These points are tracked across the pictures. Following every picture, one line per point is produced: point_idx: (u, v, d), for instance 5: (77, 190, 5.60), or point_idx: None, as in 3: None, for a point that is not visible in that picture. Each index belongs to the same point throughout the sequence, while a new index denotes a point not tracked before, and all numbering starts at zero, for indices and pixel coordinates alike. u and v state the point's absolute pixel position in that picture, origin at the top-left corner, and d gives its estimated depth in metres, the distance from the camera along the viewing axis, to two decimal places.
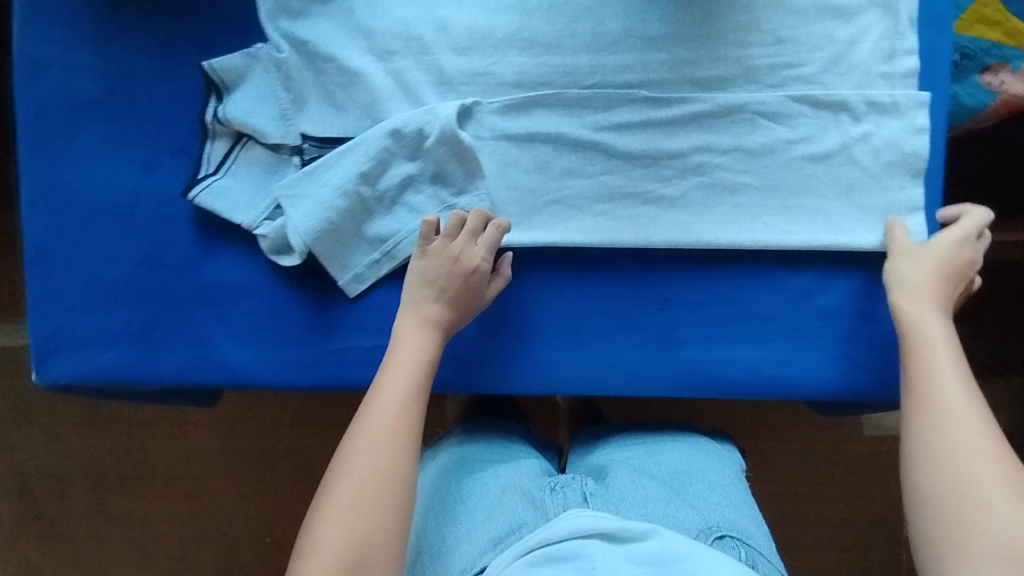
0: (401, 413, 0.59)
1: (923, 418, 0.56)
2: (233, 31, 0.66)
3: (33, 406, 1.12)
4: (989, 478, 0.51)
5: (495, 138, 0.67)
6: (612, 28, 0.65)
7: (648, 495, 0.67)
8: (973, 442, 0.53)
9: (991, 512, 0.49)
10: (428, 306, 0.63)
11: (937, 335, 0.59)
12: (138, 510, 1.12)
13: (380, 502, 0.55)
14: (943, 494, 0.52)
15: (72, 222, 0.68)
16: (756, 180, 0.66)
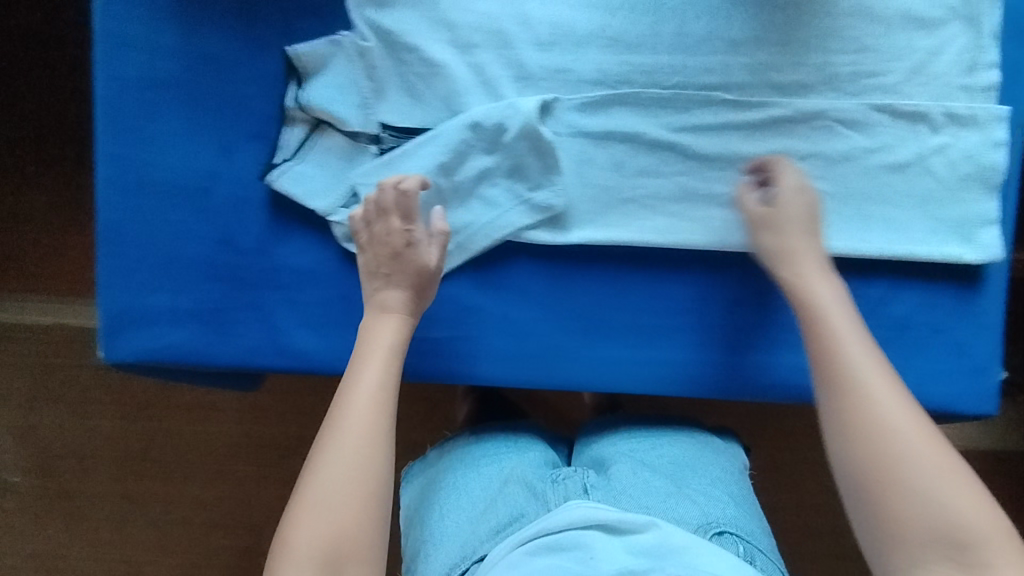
0: (374, 404, 0.58)
1: (830, 401, 0.55)
2: (317, 17, 0.66)
3: (67, 383, 1.13)
4: (908, 461, 0.50)
5: (572, 135, 0.67)
6: (695, 30, 0.66)
7: (647, 489, 0.67)
8: (891, 417, 0.53)
9: (921, 498, 0.49)
10: (383, 293, 0.63)
11: (831, 304, 0.60)
12: (164, 490, 1.12)
13: (360, 493, 0.54)
14: (872, 483, 0.51)
15: (147, 200, 0.68)
16: (830, 187, 0.67)
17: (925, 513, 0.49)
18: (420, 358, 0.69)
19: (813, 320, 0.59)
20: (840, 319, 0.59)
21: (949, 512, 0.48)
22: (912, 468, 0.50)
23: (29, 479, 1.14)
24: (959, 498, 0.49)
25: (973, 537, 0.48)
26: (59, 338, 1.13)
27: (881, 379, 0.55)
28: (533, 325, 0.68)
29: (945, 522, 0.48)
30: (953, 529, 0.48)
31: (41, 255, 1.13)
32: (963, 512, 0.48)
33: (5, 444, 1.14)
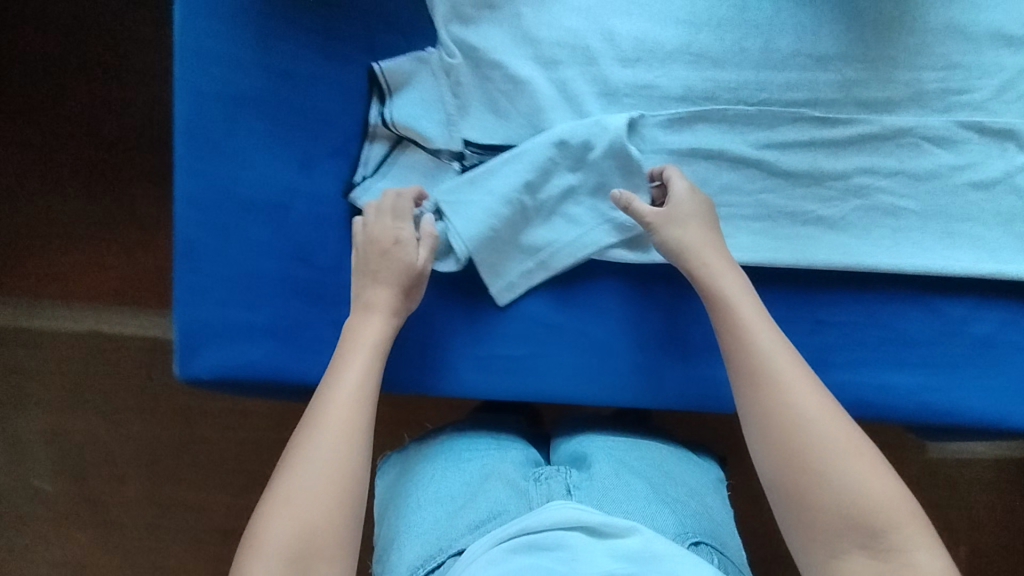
0: (357, 400, 0.57)
1: (746, 389, 0.56)
2: (399, 33, 0.66)
3: (100, 391, 1.11)
4: (823, 445, 0.52)
5: (657, 152, 0.66)
6: (783, 46, 0.65)
7: (631, 493, 0.66)
8: (802, 403, 0.54)
9: (834, 484, 0.50)
10: (370, 292, 0.62)
11: (733, 292, 0.60)
12: (196, 498, 1.11)
13: (339, 488, 0.53)
14: (786, 470, 0.52)
15: (224, 215, 0.68)
16: (917, 206, 0.66)
17: (833, 497, 0.50)
18: (499, 378, 0.68)
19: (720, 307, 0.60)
20: (743, 305, 0.59)
21: (859, 496, 0.49)
22: (821, 452, 0.51)
23: (61, 485, 1.13)
24: (873, 484, 0.50)
25: (885, 522, 0.49)
26: (98, 345, 1.11)
27: (790, 364, 0.56)
28: (606, 339, 0.68)
29: (855, 508, 0.49)
30: (868, 514, 0.49)
31: (79, 263, 1.11)
32: (879, 496, 0.49)
33: (37, 449, 1.13)
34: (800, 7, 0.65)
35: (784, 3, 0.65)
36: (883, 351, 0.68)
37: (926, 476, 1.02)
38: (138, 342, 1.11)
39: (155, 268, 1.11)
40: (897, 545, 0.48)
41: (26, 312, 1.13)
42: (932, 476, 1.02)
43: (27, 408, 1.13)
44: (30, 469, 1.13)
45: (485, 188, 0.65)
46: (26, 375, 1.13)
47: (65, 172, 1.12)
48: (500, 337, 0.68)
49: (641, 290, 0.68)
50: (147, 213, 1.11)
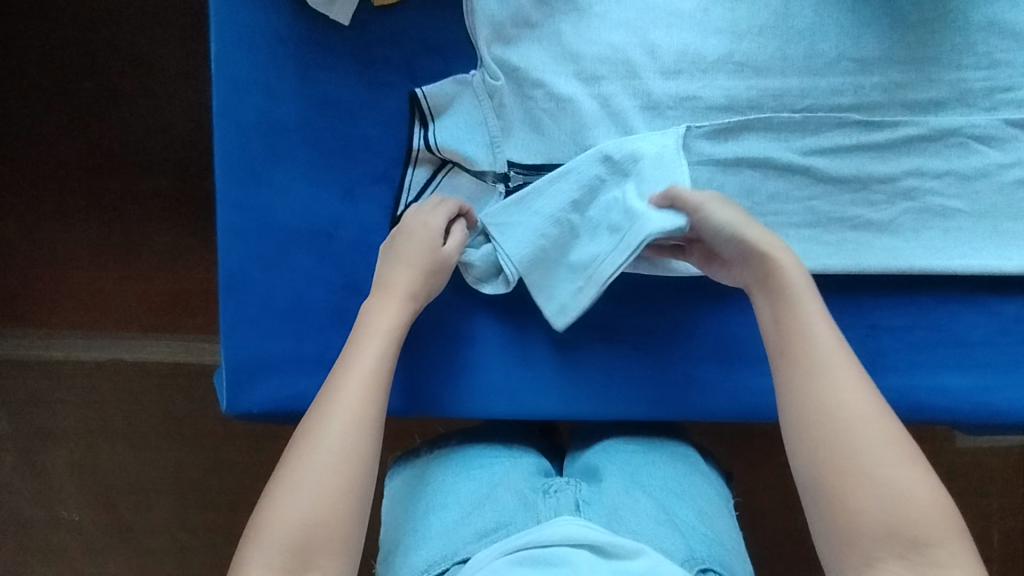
0: (368, 387, 0.55)
1: (802, 383, 0.54)
2: (438, 56, 0.67)
3: (125, 418, 1.09)
4: (880, 450, 0.50)
5: (702, 163, 0.65)
6: (825, 51, 0.64)
7: (639, 513, 0.65)
8: (858, 402, 0.52)
9: (885, 488, 0.49)
10: (391, 274, 0.61)
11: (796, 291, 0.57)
12: (227, 522, 1.10)
13: (346, 482, 0.52)
14: (831, 465, 0.51)
15: (269, 247, 0.67)
16: (967, 206, 0.66)
17: (876, 501, 0.49)
18: (551, 396, 0.68)
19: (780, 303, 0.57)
20: (804, 305, 0.56)
21: (907, 504, 0.49)
22: (872, 455, 0.50)
23: (89, 515, 1.11)
24: (917, 492, 0.49)
25: (928, 535, 0.48)
26: (121, 373, 1.09)
27: (854, 368, 0.54)
28: (653, 354, 0.69)
29: (899, 512, 0.48)
30: (909, 519, 0.48)
31: (99, 291, 1.09)
32: (924, 505, 0.49)
33: (62, 480, 1.10)
34: (841, 11, 0.64)
35: (825, 8, 0.64)
36: (935, 352, 0.67)
37: (967, 473, 1.01)
38: (162, 367, 1.09)
39: (177, 293, 1.09)
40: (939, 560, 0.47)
41: (44, 344, 1.10)
42: (972, 472, 1.01)
43: (48, 439, 1.10)
44: (55, 501, 1.11)
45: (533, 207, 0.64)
46: (48, 406, 1.10)
47: (79, 200, 1.09)
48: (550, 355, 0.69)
49: (676, 302, 0.70)
50: (167, 239, 1.09)
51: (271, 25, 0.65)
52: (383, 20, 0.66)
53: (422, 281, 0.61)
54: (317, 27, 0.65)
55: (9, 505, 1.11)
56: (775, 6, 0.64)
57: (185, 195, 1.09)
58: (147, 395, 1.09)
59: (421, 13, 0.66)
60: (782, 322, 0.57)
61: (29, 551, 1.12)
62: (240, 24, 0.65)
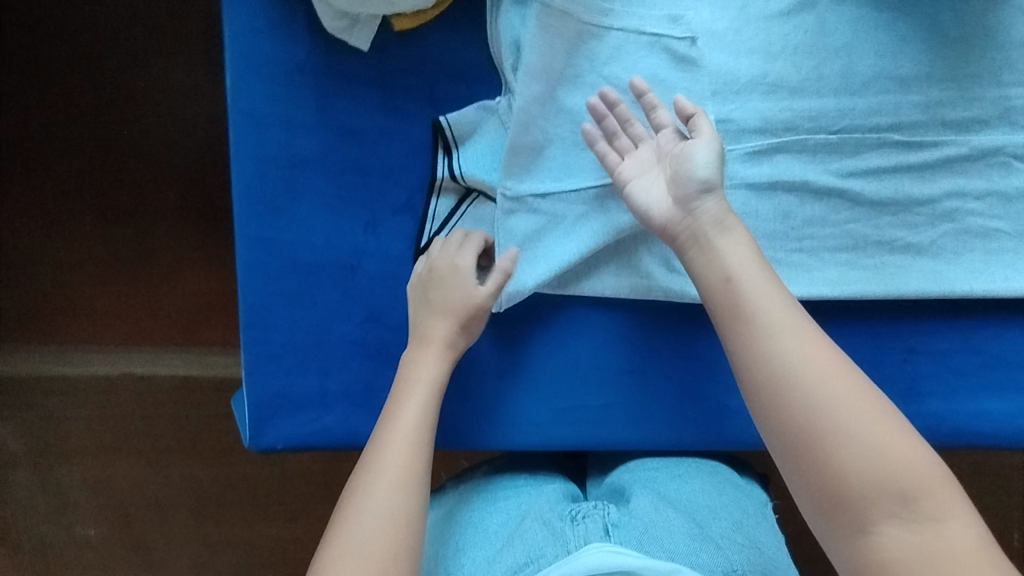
0: (412, 442, 0.55)
1: (753, 346, 0.51)
2: (461, 82, 0.65)
3: (139, 436, 1.08)
4: (846, 402, 0.48)
5: (737, 187, 0.63)
6: (862, 69, 0.62)
7: (672, 531, 0.59)
8: (803, 347, 0.50)
9: (857, 441, 0.47)
10: (428, 324, 0.60)
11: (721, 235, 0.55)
12: (244, 536, 1.09)
13: (399, 537, 0.51)
14: (801, 426, 0.49)
15: (291, 281, 0.65)
16: (1010, 226, 0.64)
17: (853, 453, 0.47)
18: (581, 428, 0.67)
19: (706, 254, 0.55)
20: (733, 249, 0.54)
21: (882, 450, 0.47)
22: (837, 407, 0.48)
23: (102, 532, 1.09)
24: (889, 433, 0.48)
25: (915, 484, 0.46)
26: (133, 390, 1.07)
27: (794, 314, 0.52)
28: (686, 385, 0.68)
29: (878, 463, 0.47)
30: (886, 468, 0.46)
31: (111, 310, 1.08)
32: (901, 448, 0.47)
33: (74, 498, 1.09)
34: (879, 26, 0.62)
35: (863, 24, 0.62)
36: (973, 374, 0.65)
37: (1004, 494, 0.98)
38: (174, 382, 1.07)
39: (190, 308, 1.08)
40: (929, 509, 0.46)
41: (53, 361, 1.08)
42: (1009, 493, 0.98)
43: (61, 456, 1.08)
44: (68, 518, 1.09)
45: (558, 222, 0.64)
46: (60, 422, 1.08)
47: (88, 218, 1.08)
48: (580, 385, 0.67)
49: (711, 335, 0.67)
50: (178, 253, 1.07)
51: (291, 56, 0.64)
52: (404, 46, 0.65)
53: (461, 328, 0.61)
54: (337, 56, 0.64)
55: (21, 525, 1.09)
56: (810, 22, 0.62)
57: (195, 211, 1.07)
58: (161, 413, 1.07)
59: (443, 38, 0.65)
60: (721, 276, 0.54)
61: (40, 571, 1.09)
62: (260, 55, 0.64)
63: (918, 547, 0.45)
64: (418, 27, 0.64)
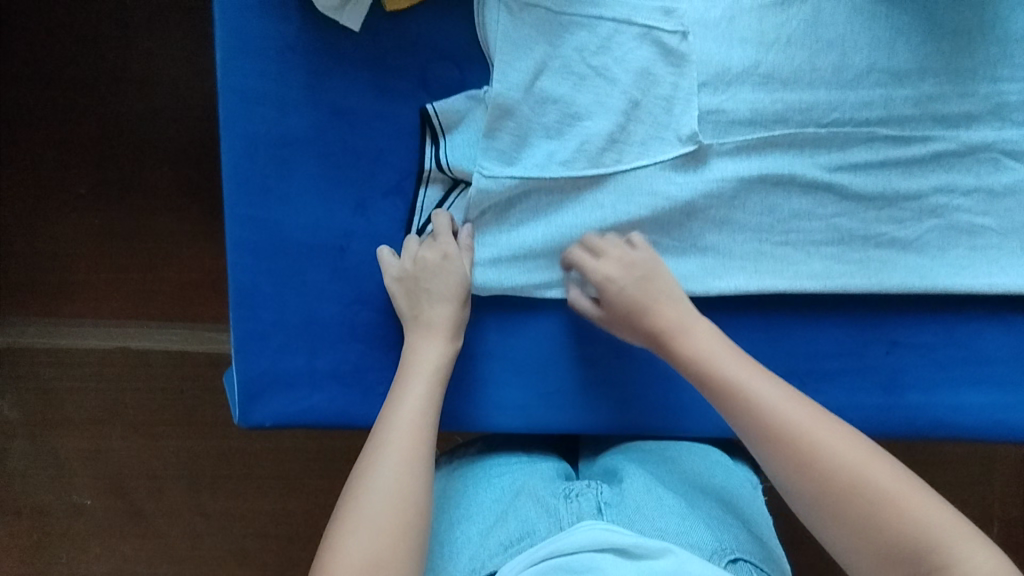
0: (419, 420, 0.58)
1: (759, 452, 0.55)
2: (452, 64, 0.65)
3: (134, 407, 1.09)
4: (861, 487, 0.51)
5: (724, 180, 0.63)
6: (856, 62, 0.62)
7: (663, 509, 0.61)
8: (806, 443, 0.53)
9: (872, 526, 0.50)
10: (428, 313, 0.62)
11: (707, 343, 0.59)
12: (238, 506, 1.11)
13: (408, 509, 0.53)
14: (818, 519, 0.52)
15: (281, 262, 0.66)
16: (997, 223, 0.64)
17: (867, 534, 0.50)
18: (563, 413, 0.68)
19: (706, 370, 0.58)
20: (727, 356, 0.58)
21: (896, 526, 0.49)
22: (848, 496, 0.51)
23: (99, 501, 1.11)
24: (908, 509, 0.50)
25: (925, 521, 0.49)
26: (128, 363, 1.09)
27: (799, 411, 0.54)
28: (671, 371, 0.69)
29: (895, 542, 0.49)
30: (901, 543, 0.49)
31: (105, 283, 1.08)
32: (920, 523, 0.49)
33: (70, 467, 1.10)
34: (875, 19, 0.62)
35: (858, 16, 0.62)
36: (954, 368, 0.66)
37: (984, 483, 0.99)
38: (169, 356, 1.08)
39: (185, 282, 1.09)
40: (941, 567, 0.48)
41: (47, 332, 1.09)
42: (990, 485, 1.00)
43: (59, 426, 1.10)
44: (67, 487, 1.11)
45: (540, 209, 0.64)
46: (56, 393, 1.10)
47: (81, 191, 1.07)
48: (563, 372, 0.68)
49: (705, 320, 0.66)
50: (173, 227, 1.08)
51: (282, 35, 0.64)
52: (395, 27, 0.64)
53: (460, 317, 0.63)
54: (328, 37, 0.64)
55: (19, 492, 1.11)
56: (804, 13, 0.62)
57: (189, 186, 1.07)
58: (156, 385, 1.09)
59: (435, 19, 0.64)
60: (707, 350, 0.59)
61: (39, 537, 1.12)
62: (250, 34, 0.63)
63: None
64: (408, 7, 0.64)
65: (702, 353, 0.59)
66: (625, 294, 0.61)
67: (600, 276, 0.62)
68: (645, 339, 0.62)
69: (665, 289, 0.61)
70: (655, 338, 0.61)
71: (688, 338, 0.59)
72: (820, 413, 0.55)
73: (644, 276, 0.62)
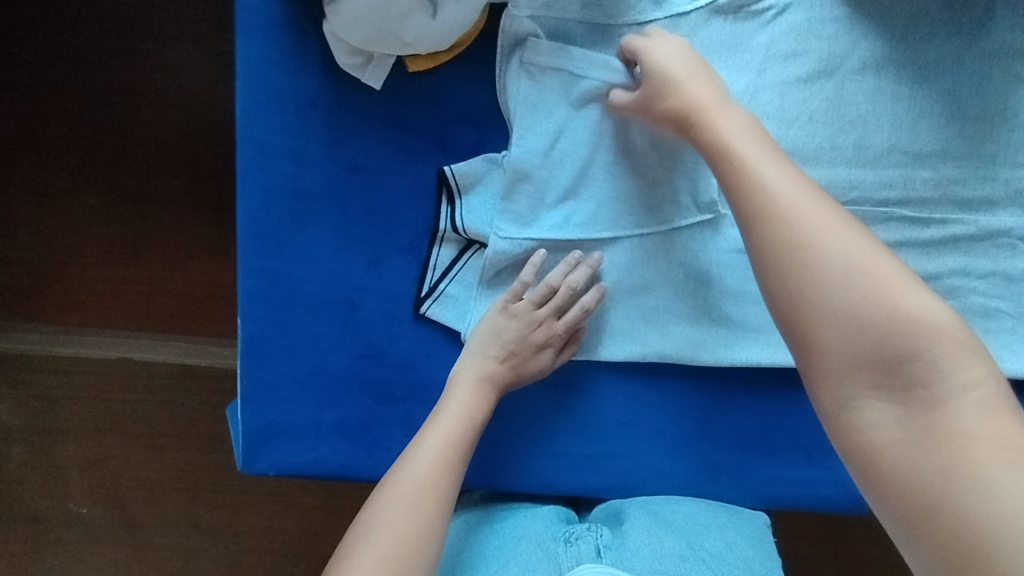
0: (435, 472, 0.57)
1: (759, 235, 0.51)
2: (473, 125, 0.65)
3: (134, 418, 1.09)
4: (858, 277, 0.47)
5: (738, 251, 0.64)
6: (877, 141, 0.62)
7: (664, 553, 0.60)
8: (808, 228, 0.49)
9: (859, 318, 0.46)
10: (480, 359, 0.63)
11: (735, 133, 0.54)
12: (233, 523, 1.10)
13: (414, 555, 0.52)
14: (791, 310, 0.48)
15: (292, 313, 0.66)
16: (1012, 307, 0.64)
17: (850, 332, 0.46)
18: (569, 476, 0.67)
19: (720, 157, 0.54)
20: (747, 146, 0.53)
21: (889, 321, 0.45)
22: (839, 287, 0.47)
23: (94, 510, 1.10)
24: (907, 311, 0.45)
25: (925, 334, 0.44)
26: (131, 376, 1.09)
27: (810, 202, 0.50)
28: (684, 435, 0.67)
29: (882, 341, 0.45)
30: (886, 346, 0.45)
31: (111, 297, 1.08)
32: (915, 323, 0.45)
33: (67, 475, 1.10)
34: (898, 99, 0.61)
35: (881, 94, 0.61)
36: None
37: None
38: (175, 372, 1.09)
39: (190, 301, 1.08)
40: (925, 377, 0.44)
41: (52, 341, 1.09)
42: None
43: (58, 434, 1.10)
44: (64, 495, 1.10)
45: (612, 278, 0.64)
46: (58, 401, 1.09)
47: (91, 204, 1.07)
48: (571, 436, 0.67)
49: (714, 387, 0.67)
50: (181, 245, 1.07)
51: (304, 89, 0.64)
52: (417, 86, 0.64)
53: (502, 366, 0.62)
54: (350, 94, 0.64)
55: (15, 498, 1.11)
56: (827, 90, 0.62)
57: (199, 207, 1.07)
58: (157, 398, 1.09)
59: (458, 82, 0.64)
60: (717, 146, 0.54)
61: (33, 543, 1.11)
62: (272, 86, 0.63)
63: (902, 421, 0.43)
64: (431, 68, 0.64)
65: (720, 135, 0.54)
66: (664, 77, 0.57)
67: (650, 64, 0.57)
68: (671, 126, 0.57)
69: (702, 80, 0.56)
70: (682, 118, 0.56)
71: (714, 125, 0.55)
72: (831, 208, 0.50)
73: (695, 66, 0.57)
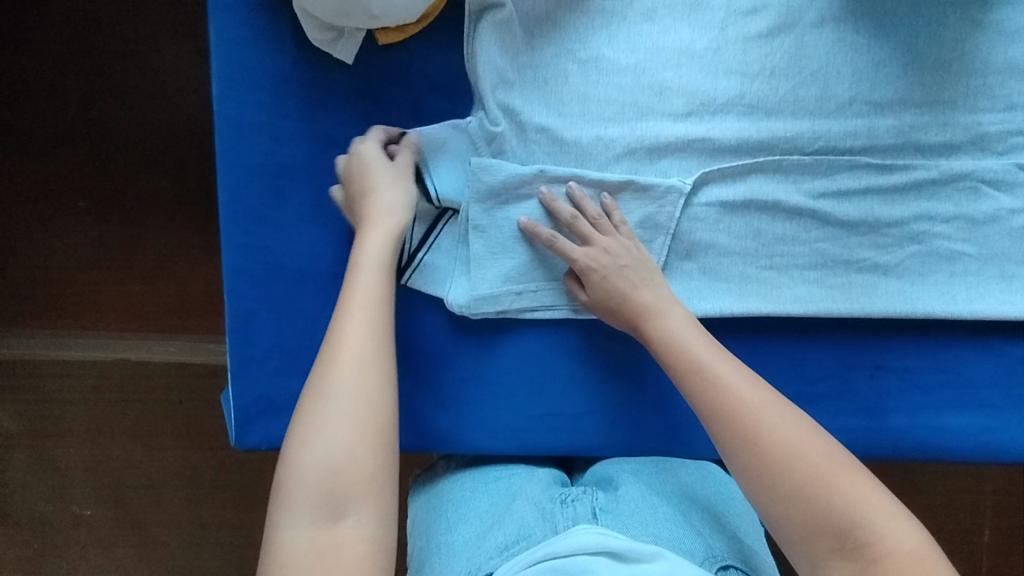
0: (368, 330, 0.55)
1: (713, 423, 0.55)
2: (444, 96, 0.67)
3: (131, 416, 1.10)
4: (795, 453, 0.52)
5: (709, 204, 0.65)
6: (838, 93, 0.63)
7: (657, 518, 0.60)
8: (753, 414, 0.54)
9: (816, 508, 0.50)
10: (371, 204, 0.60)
11: (678, 326, 0.60)
12: (236, 517, 1.11)
13: (370, 414, 0.51)
14: (768, 484, 0.52)
15: (277, 288, 0.67)
16: (976, 250, 0.65)
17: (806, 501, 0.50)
18: (554, 436, 0.69)
19: (669, 354, 0.59)
20: (691, 338, 0.59)
21: (831, 495, 0.50)
22: (784, 461, 0.52)
23: (96, 512, 1.11)
24: (840, 482, 0.50)
25: (860, 504, 0.49)
26: (126, 375, 1.09)
27: (754, 391, 0.56)
28: (665, 388, 0.69)
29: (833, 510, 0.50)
30: (839, 514, 0.49)
31: (102, 295, 1.09)
32: (848, 493, 0.50)
33: (68, 477, 1.10)
34: (857, 50, 0.63)
35: (841, 46, 0.63)
36: (938, 393, 0.67)
37: (1002, 517, 0.96)
38: (170, 368, 1.09)
39: (183, 296, 1.09)
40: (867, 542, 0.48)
41: (51, 344, 1.10)
42: (1000, 505, 0.96)
43: (58, 437, 1.10)
44: (67, 498, 1.11)
45: None
46: (58, 404, 1.10)
47: (80, 205, 1.08)
48: (555, 396, 0.69)
49: None
50: (170, 239, 1.08)
51: (278, 66, 0.65)
52: (388, 59, 0.66)
53: (398, 199, 0.61)
54: (323, 69, 0.65)
55: (18, 502, 1.11)
56: (787, 45, 0.63)
57: (186, 200, 1.08)
58: (153, 394, 1.09)
59: (427, 53, 0.66)
60: (668, 339, 0.59)
61: (37, 547, 1.11)
62: (247, 65, 0.65)
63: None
64: (402, 40, 0.65)
65: (670, 332, 0.60)
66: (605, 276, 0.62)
67: (581, 260, 0.62)
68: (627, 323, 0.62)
69: (644, 274, 0.62)
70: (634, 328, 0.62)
71: (660, 321, 0.60)
72: (767, 391, 0.56)
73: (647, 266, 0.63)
